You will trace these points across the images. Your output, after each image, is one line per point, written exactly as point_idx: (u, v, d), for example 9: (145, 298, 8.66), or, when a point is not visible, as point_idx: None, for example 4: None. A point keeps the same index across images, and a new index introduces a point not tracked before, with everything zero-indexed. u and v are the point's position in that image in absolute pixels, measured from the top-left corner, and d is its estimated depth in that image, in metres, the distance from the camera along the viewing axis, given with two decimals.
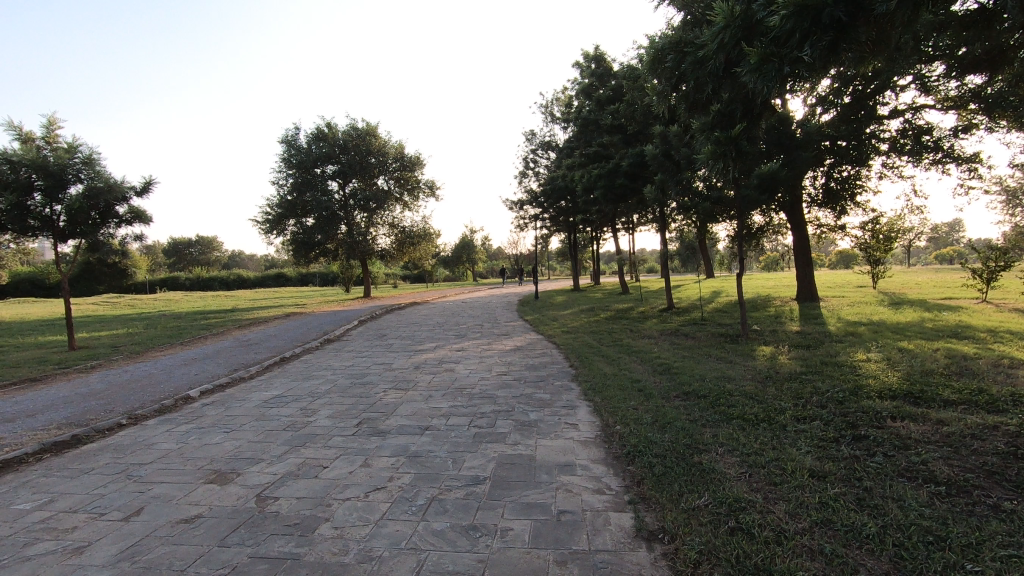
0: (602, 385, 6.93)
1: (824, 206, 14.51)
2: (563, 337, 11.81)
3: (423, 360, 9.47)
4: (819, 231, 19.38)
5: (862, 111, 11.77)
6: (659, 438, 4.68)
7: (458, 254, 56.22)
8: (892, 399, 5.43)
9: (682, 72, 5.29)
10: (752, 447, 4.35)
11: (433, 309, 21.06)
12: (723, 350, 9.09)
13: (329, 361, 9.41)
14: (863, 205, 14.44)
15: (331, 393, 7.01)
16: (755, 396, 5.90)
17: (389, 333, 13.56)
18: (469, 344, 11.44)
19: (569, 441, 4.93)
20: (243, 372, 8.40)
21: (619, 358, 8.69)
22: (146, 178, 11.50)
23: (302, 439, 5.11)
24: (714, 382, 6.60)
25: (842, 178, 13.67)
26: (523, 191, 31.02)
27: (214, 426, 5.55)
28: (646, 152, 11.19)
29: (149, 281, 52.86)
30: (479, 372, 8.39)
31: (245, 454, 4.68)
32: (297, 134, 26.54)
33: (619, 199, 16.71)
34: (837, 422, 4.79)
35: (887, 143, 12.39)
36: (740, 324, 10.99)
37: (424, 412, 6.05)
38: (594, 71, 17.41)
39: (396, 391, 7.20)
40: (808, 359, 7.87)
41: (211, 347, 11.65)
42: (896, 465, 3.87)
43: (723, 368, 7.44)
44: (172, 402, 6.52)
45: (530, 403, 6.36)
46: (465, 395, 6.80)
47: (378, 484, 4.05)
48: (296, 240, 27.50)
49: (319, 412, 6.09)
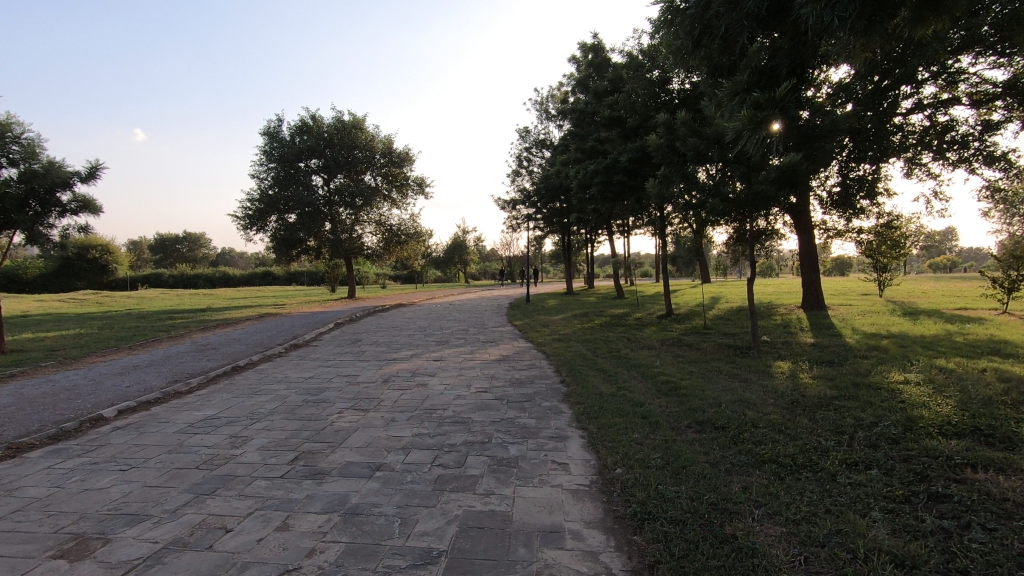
0: (599, 409, 5.82)
1: (837, 207, 13.49)
2: (554, 346, 10.68)
3: (394, 372, 8.33)
4: (827, 236, 18.38)
5: (885, 101, 10.75)
6: (674, 492, 3.58)
7: (449, 255, 55.09)
8: (960, 438, 4.36)
9: (708, 19, 4.27)
10: (799, 510, 3.27)
11: (418, 312, 19.96)
12: (734, 366, 8.00)
13: (287, 371, 8.26)
14: (878, 207, 13.43)
15: (276, 415, 5.87)
16: (785, 430, 4.80)
17: (364, 338, 12.38)
18: (448, 353, 10.28)
19: (556, 493, 3.82)
20: (181, 384, 7.23)
21: (618, 374, 7.59)
22: (91, 163, 10.31)
23: (212, 484, 3.96)
24: (732, 409, 5.50)
25: (858, 177, 12.67)
26: (516, 190, 29.94)
27: (110, 460, 4.41)
28: (649, 143, 10.16)
29: (131, 278, 51.34)
30: (456, 388, 7.27)
31: (128, 508, 3.54)
32: (280, 126, 25.34)
33: (616, 198, 15.63)
34: (902, 473, 3.72)
35: (910, 139, 11.39)
36: (750, 334, 9.91)
37: (380, 443, 4.91)
38: (592, 61, 16.43)
39: (354, 412, 6.06)
40: (835, 379, 6.80)
41: (162, 351, 10.45)
42: (1008, 548, 2.78)
43: (739, 391, 6.34)
44: (75, 425, 5.36)
45: (511, 432, 5.26)
46: (434, 420, 5.68)
47: (290, 563, 2.93)
48: (278, 236, 26.26)
49: (251, 441, 4.96)
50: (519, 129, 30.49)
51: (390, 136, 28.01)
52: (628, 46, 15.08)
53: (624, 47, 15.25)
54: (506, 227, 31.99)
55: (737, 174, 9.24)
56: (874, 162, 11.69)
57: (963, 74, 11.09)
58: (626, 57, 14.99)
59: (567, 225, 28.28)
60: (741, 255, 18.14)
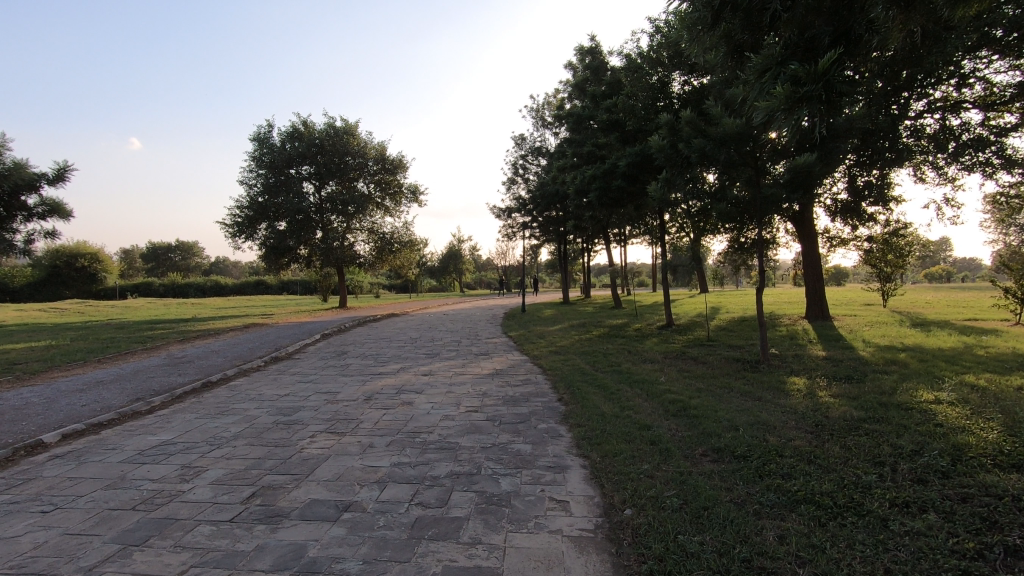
0: (602, 433, 5.21)
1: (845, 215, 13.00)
2: (551, 360, 10.07)
3: (377, 389, 7.68)
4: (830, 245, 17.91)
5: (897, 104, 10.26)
6: (697, 545, 2.97)
7: (445, 264, 54.48)
8: (1020, 472, 3.77)
9: None
10: (853, 570, 2.67)
11: (409, 322, 19.33)
12: (745, 382, 7.42)
13: (262, 388, 7.62)
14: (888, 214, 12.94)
15: (239, 440, 5.23)
16: (817, 461, 4.20)
17: (350, 351, 11.73)
18: (438, 368, 9.65)
19: (555, 542, 3.21)
20: (142, 403, 6.58)
21: (621, 391, 6.98)
22: (60, 164, 9.74)
23: (146, 531, 3.32)
24: (751, 433, 4.91)
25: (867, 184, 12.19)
26: (512, 198, 29.44)
27: (33, 499, 3.77)
28: (651, 144, 9.62)
29: (120, 286, 50.42)
30: (443, 408, 6.63)
31: (34, 566, 2.91)
32: (270, 131, 24.79)
33: (615, 204, 15.07)
34: (967, 519, 3.13)
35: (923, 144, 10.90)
36: (759, 347, 9.33)
37: (352, 476, 4.28)
38: (590, 65, 15.98)
39: (328, 436, 5.41)
40: (858, 397, 6.22)
41: (132, 365, 9.79)
42: None
43: (755, 412, 5.75)
44: (8, 453, 4.72)
45: (504, 461, 4.64)
46: (417, 446, 5.05)
47: None
48: (267, 244, 25.63)
49: (205, 473, 4.32)
50: (514, 136, 30.04)
51: (383, 143, 27.50)
52: (627, 49, 14.62)
53: (623, 50, 14.78)
54: (501, 236, 31.44)
55: (745, 178, 8.70)
56: (885, 167, 11.20)
57: (976, 78, 10.62)
58: (625, 59, 14.53)
59: (563, 233, 27.77)
60: (742, 265, 17.62)
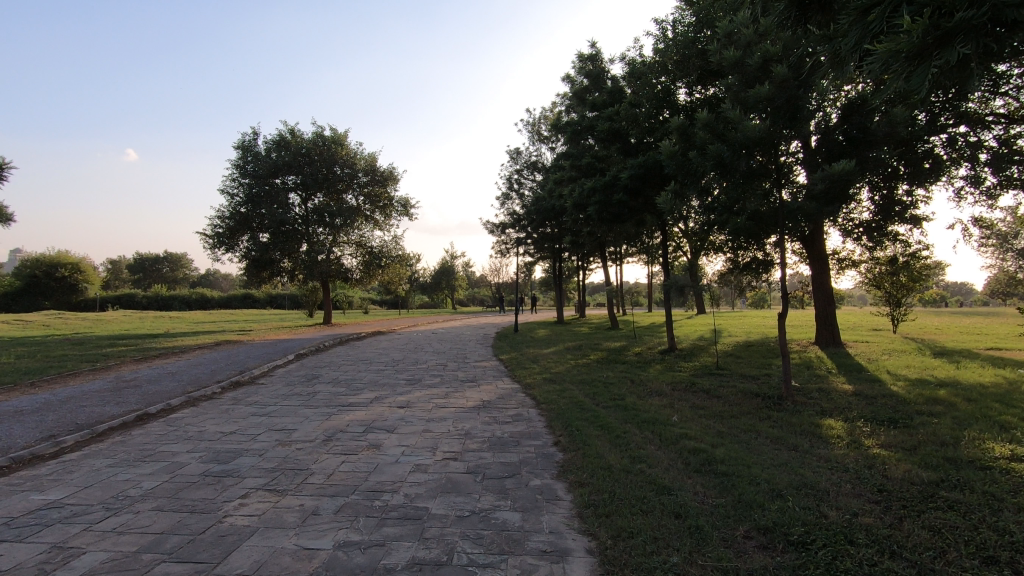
0: (612, 500, 4.10)
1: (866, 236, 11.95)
2: (545, 390, 8.97)
3: (341, 426, 6.55)
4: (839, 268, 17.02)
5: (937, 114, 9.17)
6: None
7: (437, 280, 53.33)
8: None
9: None
10: None
11: (394, 342, 18.18)
12: (772, 424, 6.33)
13: (206, 424, 6.48)
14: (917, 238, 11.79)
15: (148, 502, 4.09)
16: (905, 556, 3.12)
17: (322, 375, 10.58)
18: (417, 398, 8.51)
19: None
20: (48, 445, 5.40)
21: (628, 435, 5.87)
22: None
23: None
24: (804, 506, 3.82)
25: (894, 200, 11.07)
26: (506, 214, 28.54)
27: None
28: (661, 148, 8.59)
29: (100, 298, 48.85)
30: (416, 454, 5.50)
31: None
32: (255, 139, 23.80)
33: (615, 220, 14.07)
34: None
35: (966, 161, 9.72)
36: (780, 380, 8.25)
37: (277, 567, 3.16)
38: (589, 72, 15.16)
39: (266, 495, 4.28)
40: (917, 450, 5.14)
41: (69, 389, 8.61)
42: None
43: (800, 470, 4.64)
44: None
45: (485, 541, 3.53)
46: (375, 514, 3.92)
47: None
48: (249, 256, 24.49)
49: (77, 560, 3.19)
50: (509, 150, 29.22)
51: (373, 154, 26.57)
52: (633, 53, 13.88)
53: (626, 56, 14.11)
54: (495, 252, 30.45)
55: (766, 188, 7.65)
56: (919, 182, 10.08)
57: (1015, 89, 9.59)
58: (628, 66, 13.81)
59: (558, 250, 26.81)
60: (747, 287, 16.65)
